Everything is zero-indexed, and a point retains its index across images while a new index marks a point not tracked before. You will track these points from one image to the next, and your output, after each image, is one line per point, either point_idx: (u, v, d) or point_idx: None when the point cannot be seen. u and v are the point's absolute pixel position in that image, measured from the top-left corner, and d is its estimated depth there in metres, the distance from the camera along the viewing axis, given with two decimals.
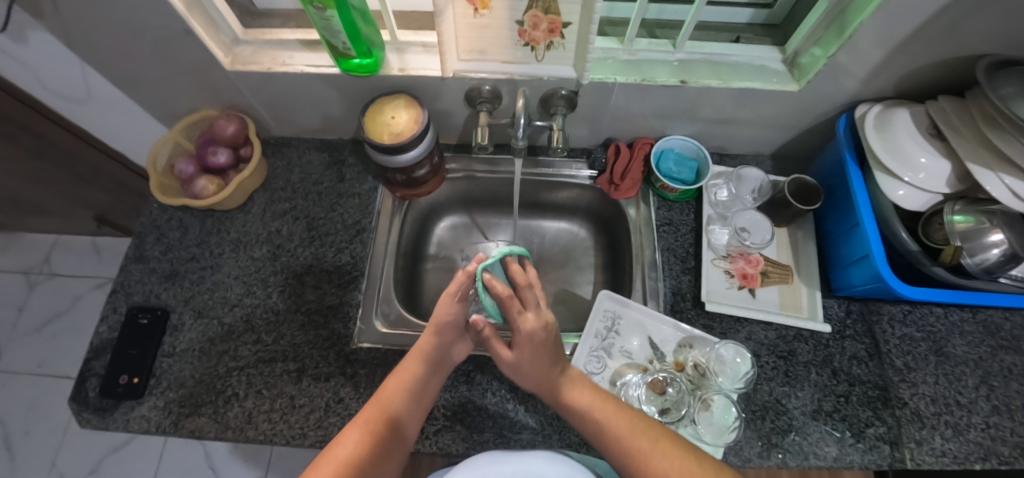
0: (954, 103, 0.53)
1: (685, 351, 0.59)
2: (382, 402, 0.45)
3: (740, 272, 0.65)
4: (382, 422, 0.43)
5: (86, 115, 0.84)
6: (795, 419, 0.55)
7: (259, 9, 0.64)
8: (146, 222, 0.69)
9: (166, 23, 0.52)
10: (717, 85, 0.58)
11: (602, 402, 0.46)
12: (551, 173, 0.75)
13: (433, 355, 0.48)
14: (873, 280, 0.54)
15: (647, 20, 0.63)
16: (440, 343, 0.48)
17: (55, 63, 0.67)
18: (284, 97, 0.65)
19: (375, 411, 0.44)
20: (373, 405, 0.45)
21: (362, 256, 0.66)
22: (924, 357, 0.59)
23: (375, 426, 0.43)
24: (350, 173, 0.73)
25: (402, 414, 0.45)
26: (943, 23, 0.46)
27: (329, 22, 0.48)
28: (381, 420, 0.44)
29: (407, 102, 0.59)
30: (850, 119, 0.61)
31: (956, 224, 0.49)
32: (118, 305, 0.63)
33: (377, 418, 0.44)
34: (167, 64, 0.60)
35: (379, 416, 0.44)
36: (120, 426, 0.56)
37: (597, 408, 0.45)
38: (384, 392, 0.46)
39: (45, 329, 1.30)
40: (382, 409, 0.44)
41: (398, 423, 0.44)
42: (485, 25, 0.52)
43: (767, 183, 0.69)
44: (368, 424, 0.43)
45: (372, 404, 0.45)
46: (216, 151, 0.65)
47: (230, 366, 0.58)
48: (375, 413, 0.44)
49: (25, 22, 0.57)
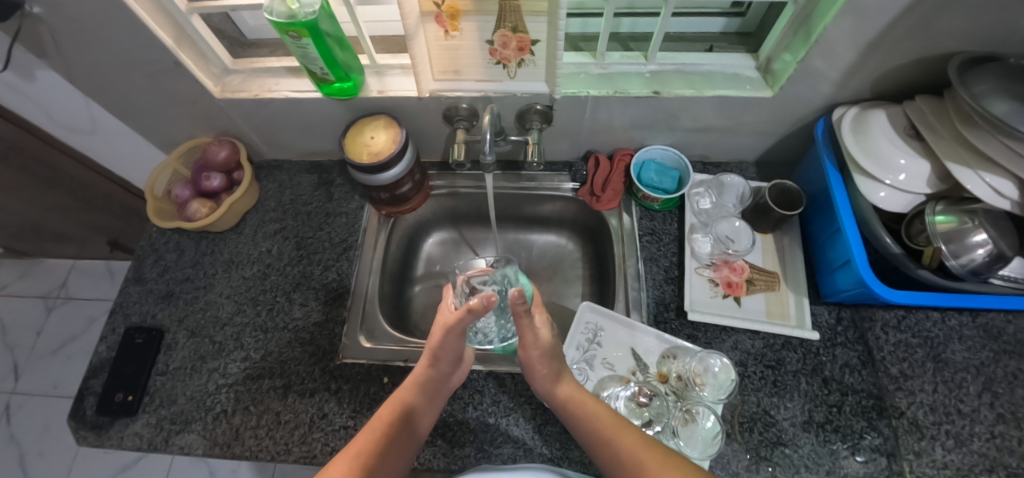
0: (931, 103, 0.52)
1: (668, 362, 0.58)
2: (375, 427, 0.45)
3: (724, 280, 0.64)
4: (373, 449, 0.42)
5: (95, 145, 0.88)
6: (785, 431, 0.54)
7: (249, 39, 0.67)
8: (146, 245, 0.72)
9: (157, 57, 0.55)
10: (689, 94, 0.58)
11: (610, 416, 0.45)
12: (534, 187, 0.76)
13: (428, 385, 0.49)
14: (858, 284, 0.53)
15: (620, 34, 0.64)
16: (438, 372, 0.49)
17: (63, 98, 0.71)
18: (273, 122, 0.68)
19: (368, 436, 0.43)
20: (364, 435, 0.44)
21: (348, 273, 0.68)
22: (921, 364, 0.56)
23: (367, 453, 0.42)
24: (338, 193, 0.75)
25: (396, 444, 0.44)
26: (909, 23, 0.46)
27: (306, 50, 0.50)
28: (374, 440, 0.43)
29: (386, 122, 0.61)
30: (828, 123, 0.60)
31: (937, 225, 0.48)
32: (117, 326, 0.66)
33: (367, 447, 0.42)
34: (163, 95, 0.64)
35: (371, 442, 0.43)
36: (114, 443, 0.57)
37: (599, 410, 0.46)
38: (377, 419, 0.46)
39: (61, 351, 1.35)
40: (375, 432, 0.44)
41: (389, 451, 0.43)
42: (456, 47, 0.54)
43: (749, 189, 0.67)
44: (358, 453, 0.42)
45: (364, 432, 0.44)
46: (209, 176, 0.69)
47: (220, 383, 0.60)
48: (366, 440, 0.43)
49: (32, 61, 0.61)
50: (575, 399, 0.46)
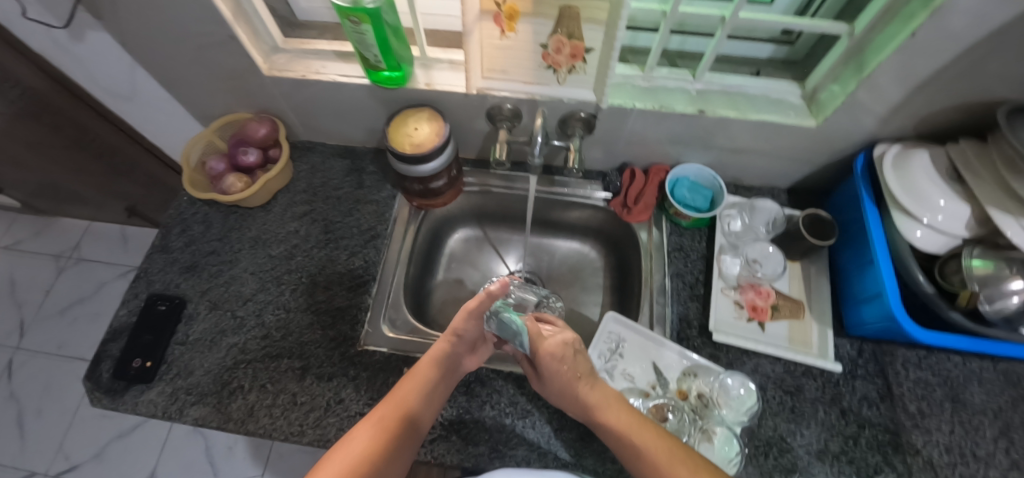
0: (975, 147, 0.52)
1: (688, 379, 0.58)
2: (396, 403, 0.46)
3: (749, 303, 0.64)
4: (394, 423, 0.45)
5: (130, 111, 0.89)
6: (800, 458, 0.54)
7: (299, 20, 0.68)
8: (174, 214, 0.72)
9: (213, 29, 0.56)
10: (734, 116, 0.58)
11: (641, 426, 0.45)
12: (565, 193, 0.76)
13: (443, 365, 0.51)
14: (886, 320, 0.53)
15: (669, 50, 0.65)
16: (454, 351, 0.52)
17: (110, 62, 0.72)
18: (314, 103, 0.68)
19: (388, 410, 0.46)
20: (388, 404, 0.46)
21: (374, 261, 0.68)
22: (939, 403, 0.56)
23: (388, 426, 0.44)
24: (369, 181, 0.76)
25: (411, 426, 0.46)
26: (963, 66, 0.46)
27: (363, 36, 0.51)
28: (394, 420, 0.45)
29: (430, 115, 0.62)
30: (868, 157, 0.61)
31: (973, 269, 0.48)
32: (139, 291, 0.66)
33: (391, 418, 0.45)
34: (210, 68, 0.64)
35: (393, 415, 0.45)
36: (128, 408, 0.57)
37: (630, 423, 0.45)
38: (398, 395, 0.47)
39: (68, 312, 1.35)
40: (394, 411, 0.46)
41: (406, 429, 0.45)
42: (510, 47, 0.54)
43: (782, 216, 0.67)
44: (380, 422, 0.44)
45: (384, 406, 0.46)
46: (246, 150, 0.69)
47: (238, 358, 0.60)
48: (390, 411, 0.45)
49: (87, 22, 0.61)
50: (603, 403, 0.46)
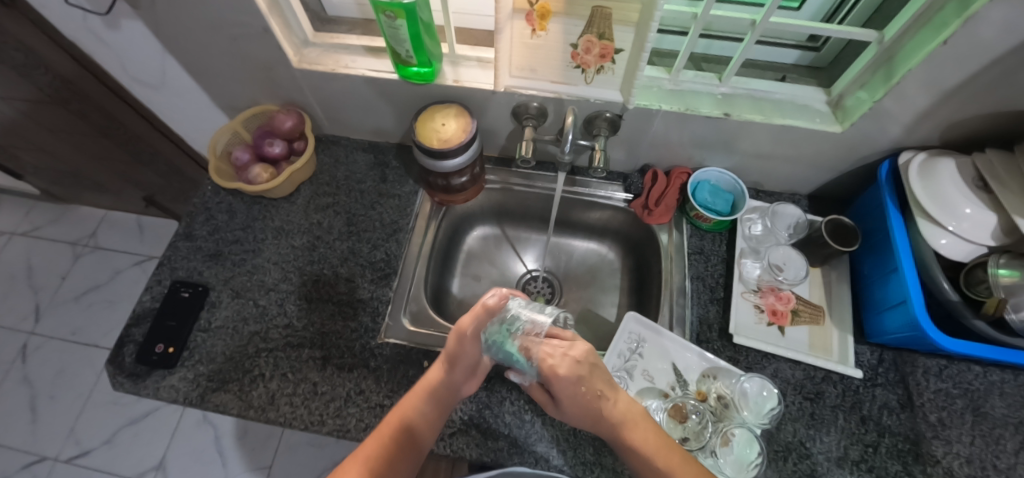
0: (1002, 157, 0.52)
1: (707, 381, 0.59)
2: (386, 431, 0.46)
3: (770, 307, 0.64)
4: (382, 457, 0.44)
5: (157, 101, 0.90)
6: (819, 464, 0.53)
7: (329, 15, 0.69)
8: (198, 203, 0.73)
9: (246, 21, 0.56)
10: (759, 120, 0.58)
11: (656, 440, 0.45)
12: (587, 193, 0.77)
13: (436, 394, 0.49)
14: (909, 327, 0.52)
15: (695, 54, 0.66)
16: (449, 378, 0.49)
17: (142, 51, 0.73)
18: (341, 97, 0.69)
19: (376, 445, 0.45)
20: (377, 437, 0.46)
21: (396, 254, 0.69)
22: (960, 415, 0.55)
23: (380, 459, 0.44)
24: (393, 176, 0.76)
25: (399, 455, 0.45)
26: (993, 76, 0.46)
27: (397, 31, 0.51)
28: (382, 449, 0.45)
29: (458, 111, 0.62)
30: (892, 165, 0.61)
31: (1001, 278, 0.46)
32: (163, 277, 0.66)
33: (379, 451, 0.44)
34: (242, 60, 0.65)
35: (384, 448, 0.45)
36: (149, 393, 0.58)
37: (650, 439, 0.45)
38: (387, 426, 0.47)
39: (83, 298, 1.36)
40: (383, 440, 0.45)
41: (397, 460, 0.45)
42: (540, 46, 0.55)
43: (804, 221, 0.68)
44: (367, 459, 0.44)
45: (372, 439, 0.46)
46: (273, 142, 0.70)
47: (259, 346, 0.60)
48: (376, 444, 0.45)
49: (124, 12, 0.63)
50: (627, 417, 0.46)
